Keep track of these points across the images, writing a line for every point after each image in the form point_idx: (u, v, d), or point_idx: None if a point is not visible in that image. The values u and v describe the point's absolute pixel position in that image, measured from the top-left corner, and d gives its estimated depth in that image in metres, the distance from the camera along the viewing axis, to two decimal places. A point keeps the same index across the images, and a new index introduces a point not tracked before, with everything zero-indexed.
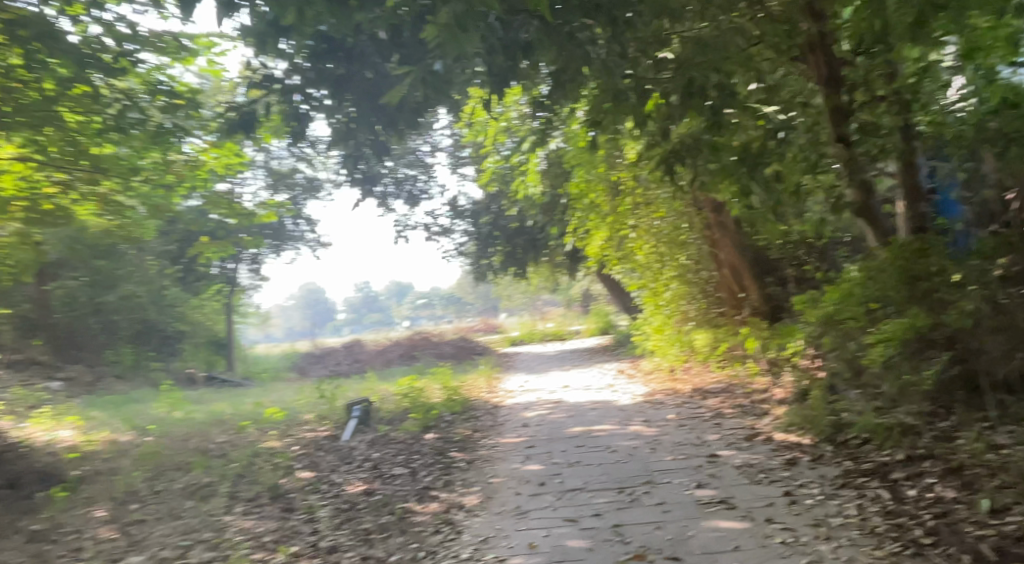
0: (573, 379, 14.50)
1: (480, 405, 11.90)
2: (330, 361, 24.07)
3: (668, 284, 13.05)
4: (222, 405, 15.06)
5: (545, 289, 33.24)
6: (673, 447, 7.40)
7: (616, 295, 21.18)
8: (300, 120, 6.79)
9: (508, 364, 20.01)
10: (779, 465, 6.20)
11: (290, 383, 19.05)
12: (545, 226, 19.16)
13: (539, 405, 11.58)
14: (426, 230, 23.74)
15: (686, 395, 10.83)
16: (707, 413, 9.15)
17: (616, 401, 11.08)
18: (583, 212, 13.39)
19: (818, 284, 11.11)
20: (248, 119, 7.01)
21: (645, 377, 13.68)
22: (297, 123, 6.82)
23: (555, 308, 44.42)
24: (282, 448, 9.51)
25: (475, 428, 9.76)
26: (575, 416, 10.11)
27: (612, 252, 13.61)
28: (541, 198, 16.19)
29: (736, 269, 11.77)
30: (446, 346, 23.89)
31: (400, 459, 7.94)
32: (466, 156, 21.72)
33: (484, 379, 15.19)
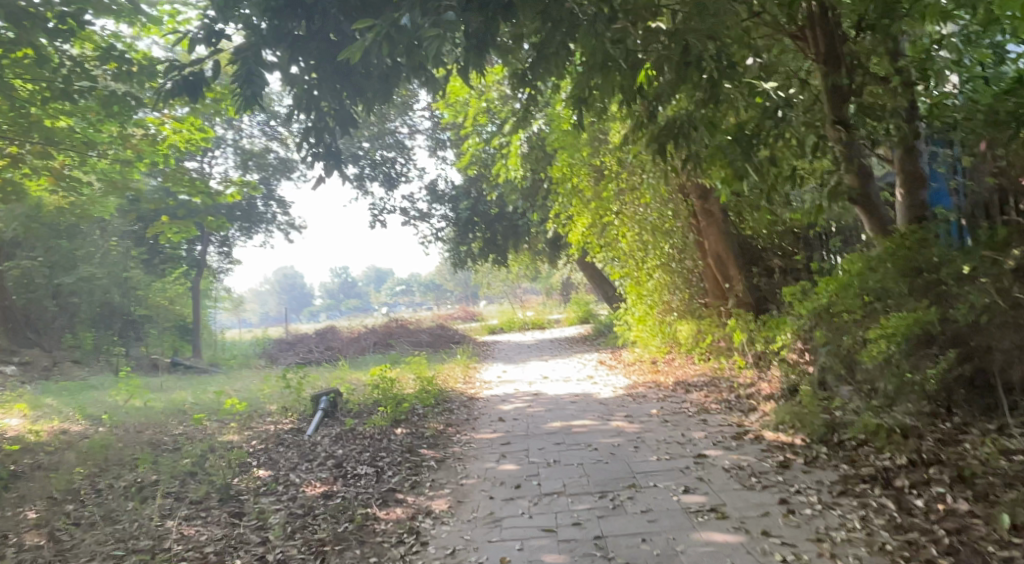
0: (552, 369, 14.03)
1: (454, 397, 11.41)
2: (302, 347, 23.41)
3: (651, 273, 12.61)
4: (186, 393, 14.44)
5: (525, 277, 32.70)
6: (656, 446, 6.94)
7: (598, 283, 20.69)
8: (253, 82, 6.38)
9: (485, 353, 19.48)
10: (772, 468, 5.75)
11: (258, 370, 18.41)
12: (525, 212, 18.63)
13: (515, 398, 11.09)
14: (403, 214, 23.12)
15: (668, 388, 10.38)
16: (692, 408, 8.69)
17: (596, 394, 10.63)
18: (567, 198, 13.02)
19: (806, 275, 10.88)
20: (195, 80, 6.56)
21: (626, 368, 13.24)
22: (249, 86, 6.39)
23: (536, 296, 43.93)
24: (242, 442, 8.95)
25: (448, 422, 9.25)
26: (553, 410, 9.63)
27: (594, 239, 13.14)
28: (522, 182, 15.66)
29: (721, 260, 11.26)
30: (422, 334, 23.32)
31: (366, 457, 7.43)
32: (445, 138, 21.16)
33: (459, 369, 14.69)
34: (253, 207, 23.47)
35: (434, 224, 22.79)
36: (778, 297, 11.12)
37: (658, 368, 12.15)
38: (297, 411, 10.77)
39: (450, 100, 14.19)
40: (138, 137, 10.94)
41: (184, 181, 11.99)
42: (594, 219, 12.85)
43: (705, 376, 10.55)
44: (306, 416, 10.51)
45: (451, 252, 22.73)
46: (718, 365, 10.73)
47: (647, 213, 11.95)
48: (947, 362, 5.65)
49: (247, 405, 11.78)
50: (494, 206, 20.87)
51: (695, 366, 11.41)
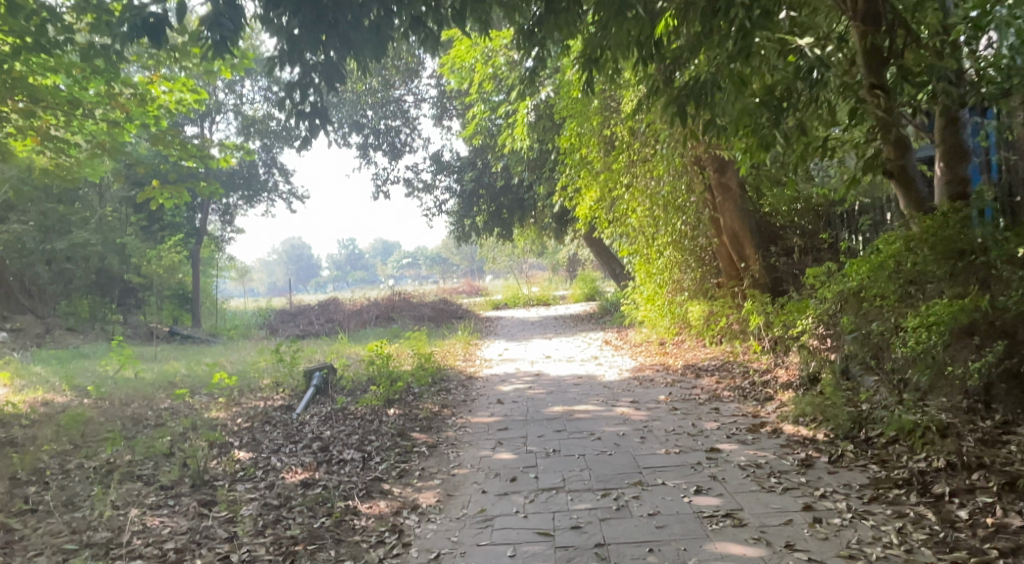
0: (556, 349, 13.53)
1: (453, 376, 10.91)
2: (302, 319, 22.96)
3: (662, 251, 12.03)
4: (178, 365, 13.98)
5: (531, 252, 32.12)
6: (665, 437, 6.43)
7: (605, 260, 20.11)
8: (224, 18, 5.19)
9: (488, 330, 18.97)
10: (793, 468, 5.23)
11: (256, 342, 17.95)
12: (532, 184, 18.01)
13: (517, 379, 10.58)
14: (407, 185, 22.57)
15: (678, 372, 9.87)
16: (704, 395, 8.17)
17: (602, 376, 10.12)
18: (574, 170, 12.44)
19: (827, 255, 10.35)
20: (158, 24, 5.39)
21: (632, 349, 12.73)
22: (221, 23, 5.21)
23: (542, 272, 43.35)
24: (227, 419, 8.49)
25: (444, 404, 8.77)
26: (555, 393, 9.13)
27: (603, 213, 12.57)
28: (529, 153, 15.06)
29: (737, 238, 10.72)
30: (424, 308, 22.84)
31: (354, 440, 6.95)
32: (451, 107, 20.75)
33: (460, 346, 14.19)
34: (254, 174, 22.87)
35: (439, 196, 22.25)
36: (797, 278, 10.57)
37: (666, 350, 11.64)
38: (288, 387, 10.30)
39: (455, 65, 13.62)
40: (126, 95, 10.34)
41: (171, 143, 11.27)
42: (603, 193, 12.25)
43: (717, 360, 10.04)
44: (297, 392, 10.04)
45: (456, 225, 22.15)
46: (730, 348, 10.20)
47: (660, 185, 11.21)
48: (992, 355, 5.11)
49: (237, 379, 11.31)
50: (500, 179, 20.25)
51: (705, 349, 10.88)
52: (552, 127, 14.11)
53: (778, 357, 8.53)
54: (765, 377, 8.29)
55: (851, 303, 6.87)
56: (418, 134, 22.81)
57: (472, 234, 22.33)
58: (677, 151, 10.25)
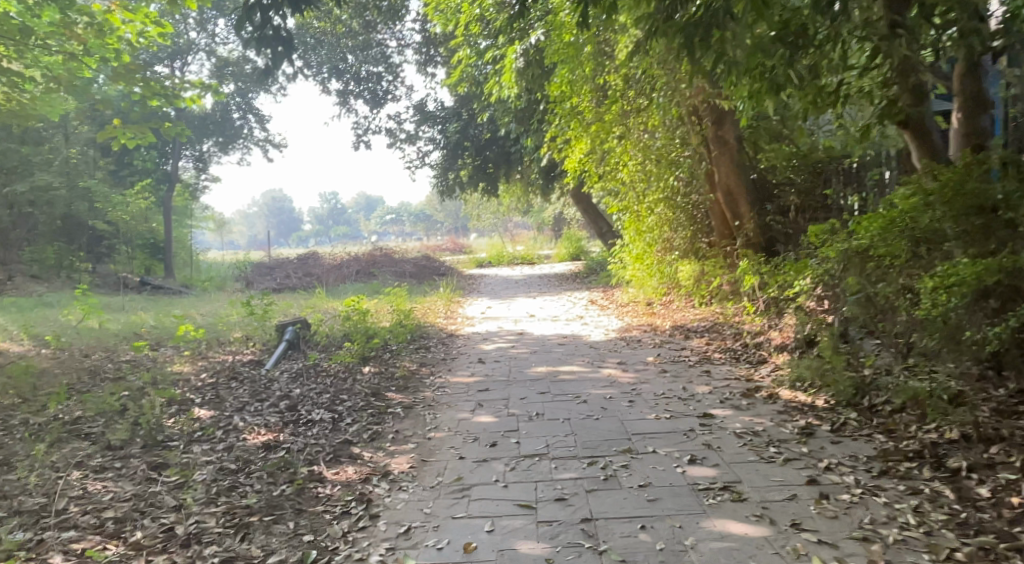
0: (541, 308, 13.09)
1: (432, 333, 10.48)
2: (279, 273, 22.34)
3: (653, 208, 11.69)
4: (147, 317, 13.44)
5: (517, 209, 31.51)
6: (655, 402, 6.04)
7: (592, 218, 19.58)
8: None
9: (471, 287, 18.49)
10: (793, 436, 4.86)
11: (229, 294, 17.40)
12: (518, 136, 17.42)
13: (499, 337, 10.19)
14: (389, 136, 21.95)
15: (666, 334, 9.47)
16: (695, 357, 7.76)
17: (587, 336, 9.70)
18: (565, 121, 11.98)
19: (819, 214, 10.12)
20: None
21: (619, 309, 12.30)
22: None
23: (528, 231, 42.72)
24: (192, 374, 8.02)
25: (423, 362, 8.33)
26: (539, 353, 8.73)
27: (594, 167, 12.24)
28: (517, 102, 14.53)
29: (732, 196, 10.43)
30: (406, 263, 22.32)
31: (324, 399, 6.51)
32: (437, 54, 20.32)
33: (441, 304, 13.76)
34: (228, 118, 23.42)
35: (424, 148, 21.57)
36: (790, 236, 10.35)
37: (654, 311, 11.24)
38: (259, 343, 9.82)
39: (439, 5, 13.09)
40: (82, 25, 9.71)
41: (131, 77, 10.36)
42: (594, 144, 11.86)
43: (707, 321, 9.63)
44: (269, 347, 9.57)
45: (439, 178, 21.54)
46: (720, 310, 9.85)
47: (655, 137, 11.12)
48: (1014, 321, 4.72)
49: (205, 331, 10.82)
50: (485, 131, 19.62)
51: (695, 310, 10.53)
52: (541, 73, 13.53)
53: (772, 320, 8.06)
54: (759, 340, 7.87)
55: (854, 263, 6.43)
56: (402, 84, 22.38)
57: (456, 188, 21.74)
58: (675, 101, 10.03)
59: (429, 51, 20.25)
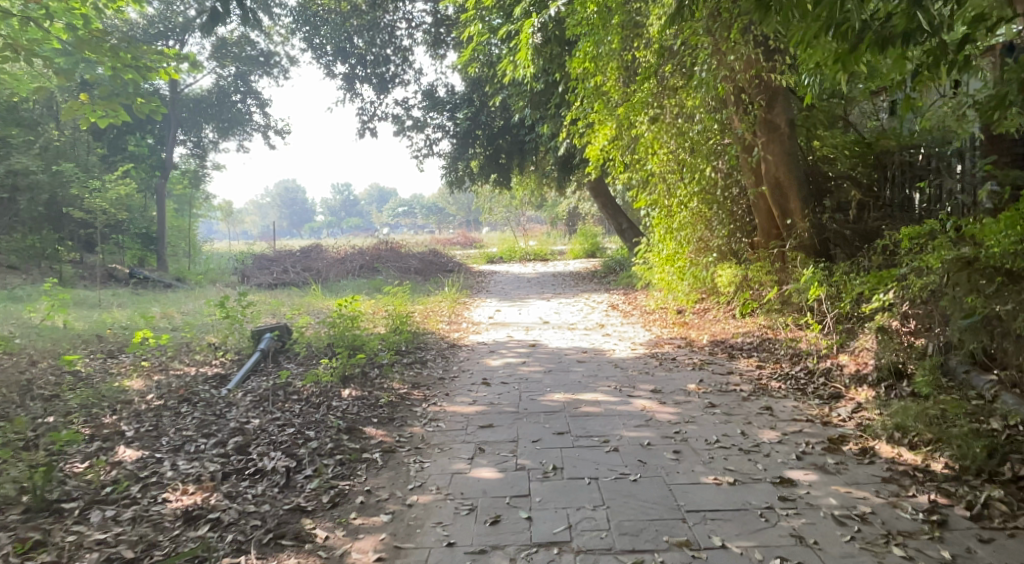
0: (555, 314, 11.64)
1: (432, 344, 9.10)
2: (276, 267, 20.99)
3: (685, 204, 10.25)
4: (119, 315, 12.13)
5: (530, 203, 30.00)
6: (709, 454, 4.63)
7: (612, 213, 18.10)
8: None
9: (479, 286, 17.07)
10: (919, 529, 3.49)
11: (217, 290, 16.08)
12: (533, 123, 16.05)
13: (509, 350, 8.77)
14: (396, 123, 20.68)
15: (705, 351, 8.01)
16: (750, 387, 6.31)
17: (612, 352, 8.27)
18: (587, 101, 10.55)
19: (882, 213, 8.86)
20: None
21: (644, 318, 10.82)
22: None
23: (541, 226, 41.14)
24: (136, 391, 6.65)
25: (416, 384, 6.94)
26: (555, 373, 7.33)
27: (619, 155, 10.76)
28: (533, 83, 13.14)
29: (781, 189, 9.05)
30: (411, 259, 20.91)
31: (283, 436, 5.14)
32: (448, 36, 19.01)
33: (445, 307, 12.39)
34: (226, 100, 23.02)
35: (433, 135, 20.18)
36: (849, 241, 8.96)
37: (687, 321, 9.79)
38: (229, 352, 8.46)
39: None
40: None
41: (99, 47, 9.01)
42: (620, 128, 10.38)
43: (754, 338, 8.18)
44: (241, 357, 8.22)
45: (450, 169, 20.16)
46: (767, 326, 8.41)
47: (695, 120, 9.59)
48: None
49: (172, 335, 9.48)
50: (499, 117, 18.26)
51: (734, 322, 9.10)
52: (560, 50, 12.20)
53: (842, 341, 6.61)
54: (827, 367, 6.41)
55: (972, 275, 5.20)
56: (410, 69, 21.12)
57: (466, 179, 20.37)
58: (720, 76, 8.57)
59: (437, 32, 19.04)
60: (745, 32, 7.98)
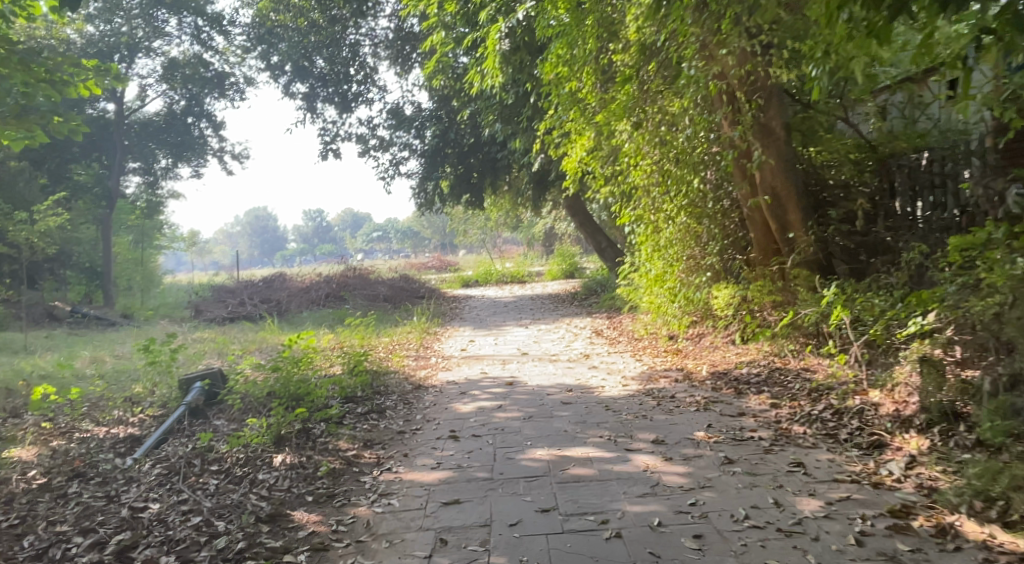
0: (534, 343, 10.52)
1: (394, 386, 7.94)
2: (233, 299, 19.70)
3: (672, 219, 9.27)
4: (44, 360, 10.89)
5: (505, 223, 28.90)
6: (741, 542, 3.53)
7: (590, 232, 17.06)
8: None
9: (452, 313, 15.92)
10: None
11: (164, 329, 14.85)
12: (504, 139, 15.01)
13: (483, 391, 7.63)
14: (359, 143, 19.58)
15: (707, 386, 6.90)
16: (770, 434, 5.20)
17: (601, 390, 7.14)
18: (561, 108, 9.49)
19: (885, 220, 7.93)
20: None
21: (633, 346, 9.73)
22: None
23: (518, 248, 40.00)
24: (22, 466, 5.50)
25: (369, 442, 5.80)
26: (535, 419, 6.22)
27: (598, 167, 9.76)
28: (502, 93, 12.10)
29: (778, 201, 8.06)
30: (380, 286, 19.69)
31: (184, 533, 4.05)
32: (413, 52, 17.98)
33: (412, 340, 11.27)
34: (179, 122, 21.96)
35: (398, 155, 19.05)
36: (855, 255, 8.04)
37: (680, 349, 8.75)
38: (152, 409, 7.30)
39: None
40: None
41: (6, 59, 7.66)
42: (599, 137, 9.34)
43: (761, 368, 7.10)
44: (165, 415, 7.06)
45: (419, 190, 19.06)
46: (773, 353, 7.37)
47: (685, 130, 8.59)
48: None
49: (94, 388, 8.26)
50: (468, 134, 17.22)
51: (734, 350, 8.05)
52: (531, 58, 11.22)
53: (872, 374, 5.60)
54: (857, 407, 5.33)
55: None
56: (373, 87, 20.02)
57: (436, 200, 19.25)
58: (712, 73, 7.50)
59: (399, 47, 18.01)
60: (736, 23, 6.99)
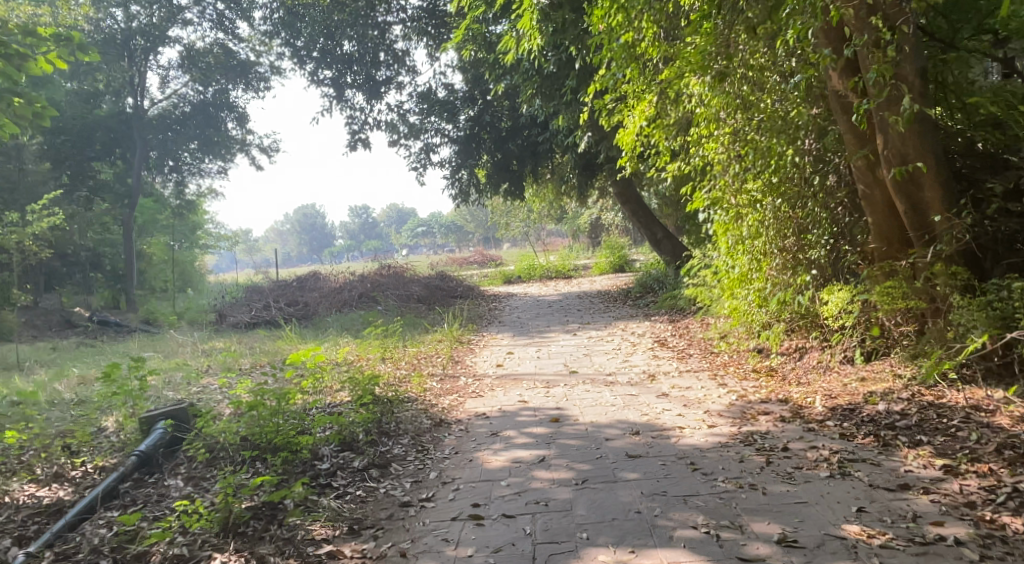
0: (586, 357, 8.60)
1: (407, 423, 6.17)
2: (259, 301, 18.24)
3: (759, 200, 7.35)
4: (18, 381, 9.36)
5: (548, 214, 27.07)
6: None
7: (644, 222, 15.19)
8: None
9: (492, 315, 14.16)
10: None
11: (174, 338, 13.42)
12: (547, 117, 13.16)
13: (521, 429, 5.84)
14: (388, 131, 17.94)
15: (832, 433, 4.96)
16: (970, 534, 3.42)
17: (679, 433, 5.30)
18: (614, 66, 7.60)
19: None
20: None
21: (709, 361, 7.81)
22: None
23: (563, 240, 38.13)
24: None
25: (356, 527, 4.15)
26: (592, 486, 4.38)
27: (662, 140, 7.86)
28: (540, 56, 10.20)
29: (911, 175, 6.04)
30: (415, 285, 18.00)
31: None
32: (445, 29, 16.29)
33: (441, 355, 9.45)
34: (212, 116, 20.49)
35: (431, 142, 17.28)
36: (1013, 248, 6.05)
37: (777, 372, 6.83)
38: (98, 457, 5.71)
39: None
40: None
41: None
42: (662, 102, 7.64)
43: (906, 406, 5.18)
44: (111, 466, 5.47)
45: (454, 179, 17.28)
46: (917, 386, 5.47)
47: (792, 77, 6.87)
48: None
49: (42, 424, 6.67)
50: (505, 115, 15.41)
51: (856, 375, 6.09)
52: (576, 16, 9.35)
53: None
54: None
55: None
56: (404, 69, 18.34)
57: (473, 191, 17.47)
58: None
59: (427, 22, 16.30)
60: None
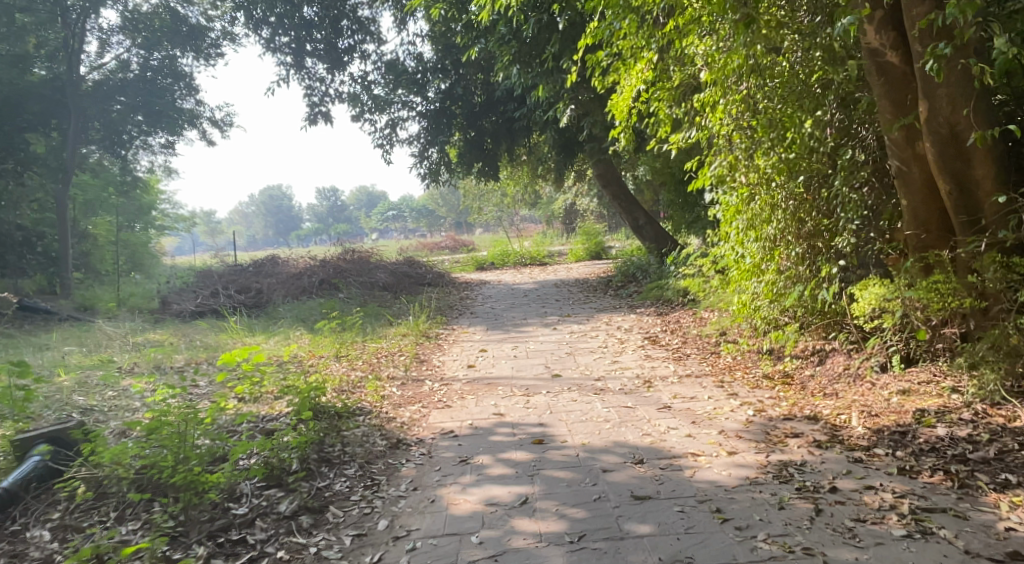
0: (569, 358, 7.51)
1: (356, 445, 5.02)
2: (207, 286, 16.83)
3: (774, 178, 6.31)
4: None
5: (522, 198, 25.92)
6: None
7: (625, 205, 14.15)
8: None
9: (463, 305, 13.01)
10: None
11: (107, 328, 12.00)
12: (523, 89, 12.01)
13: (497, 453, 4.74)
14: (350, 104, 16.62)
15: (888, 467, 3.96)
16: None
17: (695, 464, 4.23)
18: (607, 18, 6.44)
19: None
20: None
21: (711, 364, 6.76)
22: None
23: (538, 227, 36.99)
24: None
25: None
26: (591, 548, 3.41)
27: (663, 107, 6.76)
28: (519, 13, 9.02)
29: (962, 152, 5.00)
30: (379, 271, 16.75)
31: None
32: None
33: (404, 353, 8.28)
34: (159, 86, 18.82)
35: (398, 116, 15.99)
36: None
37: (796, 382, 5.79)
38: None
39: None
40: None
41: None
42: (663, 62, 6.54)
43: (976, 432, 4.18)
44: None
45: (422, 157, 16.02)
46: (981, 405, 4.49)
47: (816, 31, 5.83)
48: None
49: None
50: (478, 89, 14.20)
51: (898, 387, 5.08)
52: None
53: None
54: None
55: None
56: (369, 38, 17.02)
57: (442, 170, 16.21)
58: None
59: None
60: None
